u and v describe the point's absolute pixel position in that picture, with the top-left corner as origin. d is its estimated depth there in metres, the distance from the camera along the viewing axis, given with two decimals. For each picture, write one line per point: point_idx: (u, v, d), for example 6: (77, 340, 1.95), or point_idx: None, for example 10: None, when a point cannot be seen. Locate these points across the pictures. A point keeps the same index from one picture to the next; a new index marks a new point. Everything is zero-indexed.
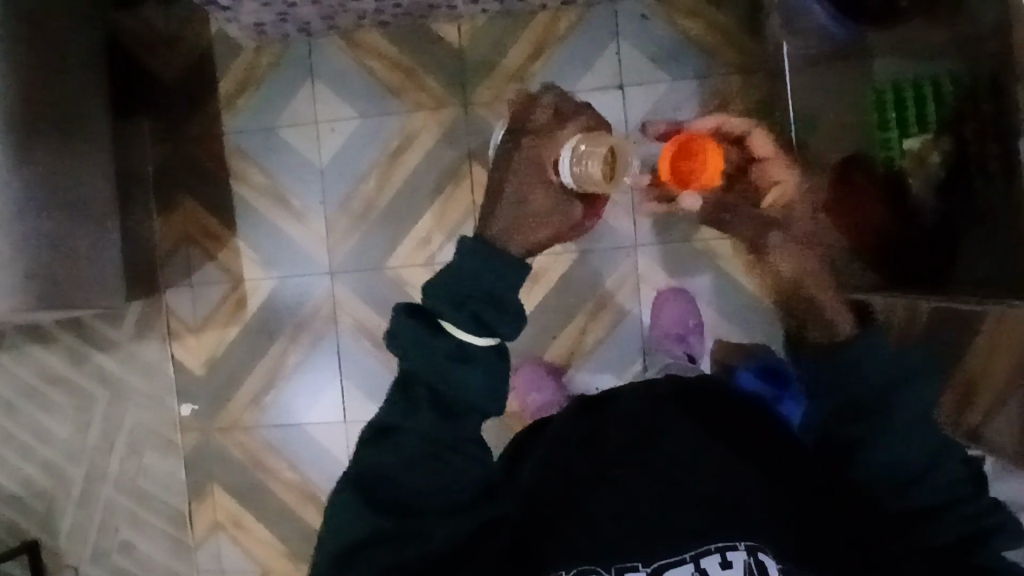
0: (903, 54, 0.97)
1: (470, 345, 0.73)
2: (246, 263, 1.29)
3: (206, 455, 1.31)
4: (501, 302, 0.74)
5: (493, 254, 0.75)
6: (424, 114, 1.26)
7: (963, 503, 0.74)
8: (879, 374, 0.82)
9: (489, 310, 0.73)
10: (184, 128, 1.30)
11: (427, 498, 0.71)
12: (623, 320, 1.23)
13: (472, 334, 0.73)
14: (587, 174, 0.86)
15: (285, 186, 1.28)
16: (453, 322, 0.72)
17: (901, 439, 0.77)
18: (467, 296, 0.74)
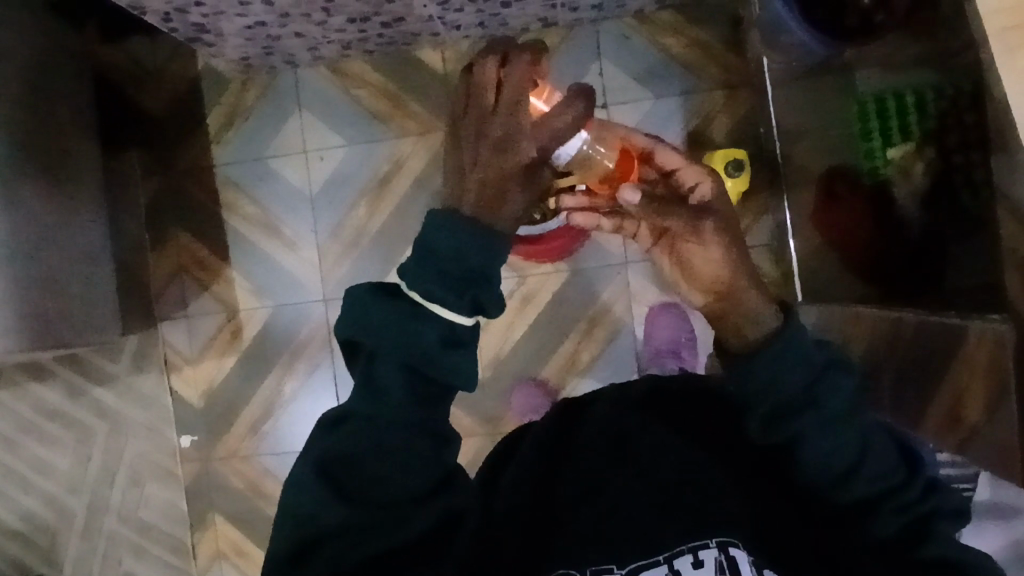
0: (884, 68, 0.99)
1: (462, 327, 0.70)
2: (239, 292, 1.30)
3: (206, 485, 1.32)
4: (494, 278, 0.68)
5: (479, 226, 0.66)
6: (412, 139, 1.27)
7: (898, 493, 0.73)
8: (794, 389, 0.73)
9: (482, 286, 0.68)
10: (175, 161, 1.31)
11: (385, 492, 0.67)
12: (617, 335, 1.24)
13: (465, 312, 0.69)
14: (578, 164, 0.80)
15: (276, 216, 1.30)
16: (449, 305, 0.67)
17: (832, 427, 0.73)
18: (454, 274, 0.67)
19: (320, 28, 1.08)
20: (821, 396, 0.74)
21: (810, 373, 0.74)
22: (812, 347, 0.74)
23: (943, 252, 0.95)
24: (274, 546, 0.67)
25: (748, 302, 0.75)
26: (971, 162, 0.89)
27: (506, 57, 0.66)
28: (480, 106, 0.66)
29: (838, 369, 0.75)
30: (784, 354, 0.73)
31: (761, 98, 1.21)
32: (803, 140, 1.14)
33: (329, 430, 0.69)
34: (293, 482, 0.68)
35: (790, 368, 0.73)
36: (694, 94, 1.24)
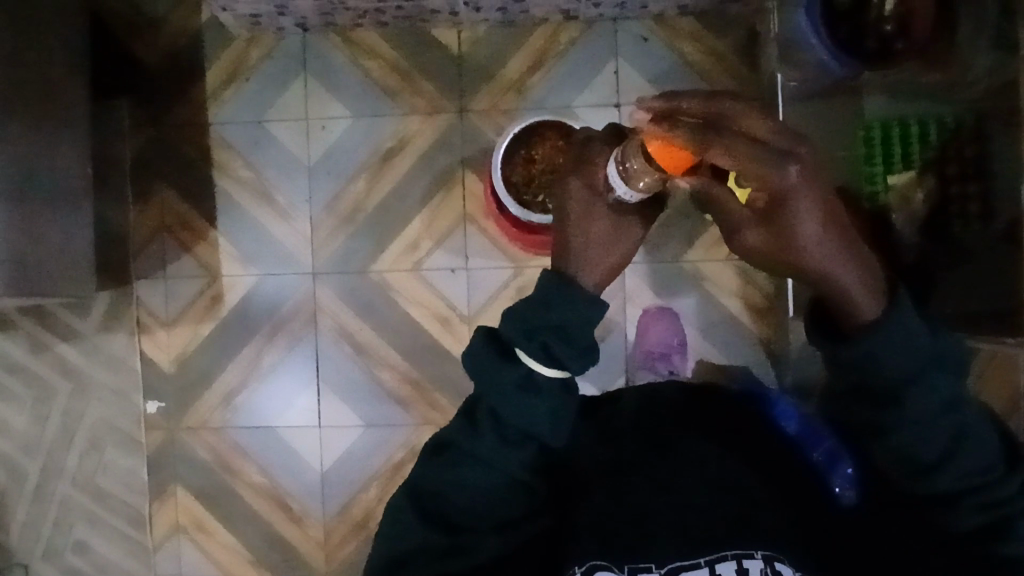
0: (891, 95, 1.02)
1: (537, 373, 0.70)
2: (224, 258, 1.25)
3: (170, 454, 1.26)
4: (576, 334, 0.69)
5: (571, 284, 0.69)
6: (419, 118, 1.24)
7: (988, 489, 0.72)
8: (897, 370, 0.71)
9: (560, 338, 0.69)
10: (168, 117, 1.25)
11: (465, 516, 0.74)
12: (609, 336, 1.23)
13: (545, 363, 0.69)
14: (636, 171, 0.68)
15: (269, 181, 1.25)
16: (530, 354, 0.69)
17: (926, 422, 0.71)
18: (539, 325, 0.69)
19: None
20: (914, 391, 0.71)
21: (925, 358, 0.70)
22: (923, 334, 0.70)
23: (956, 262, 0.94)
24: (371, 561, 0.74)
25: (855, 296, 0.69)
26: (975, 179, 0.91)
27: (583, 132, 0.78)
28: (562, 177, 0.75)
29: (943, 362, 0.71)
30: (896, 337, 0.70)
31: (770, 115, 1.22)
32: None
33: (430, 457, 0.75)
34: (390, 510, 0.74)
35: (885, 355, 0.70)
36: None
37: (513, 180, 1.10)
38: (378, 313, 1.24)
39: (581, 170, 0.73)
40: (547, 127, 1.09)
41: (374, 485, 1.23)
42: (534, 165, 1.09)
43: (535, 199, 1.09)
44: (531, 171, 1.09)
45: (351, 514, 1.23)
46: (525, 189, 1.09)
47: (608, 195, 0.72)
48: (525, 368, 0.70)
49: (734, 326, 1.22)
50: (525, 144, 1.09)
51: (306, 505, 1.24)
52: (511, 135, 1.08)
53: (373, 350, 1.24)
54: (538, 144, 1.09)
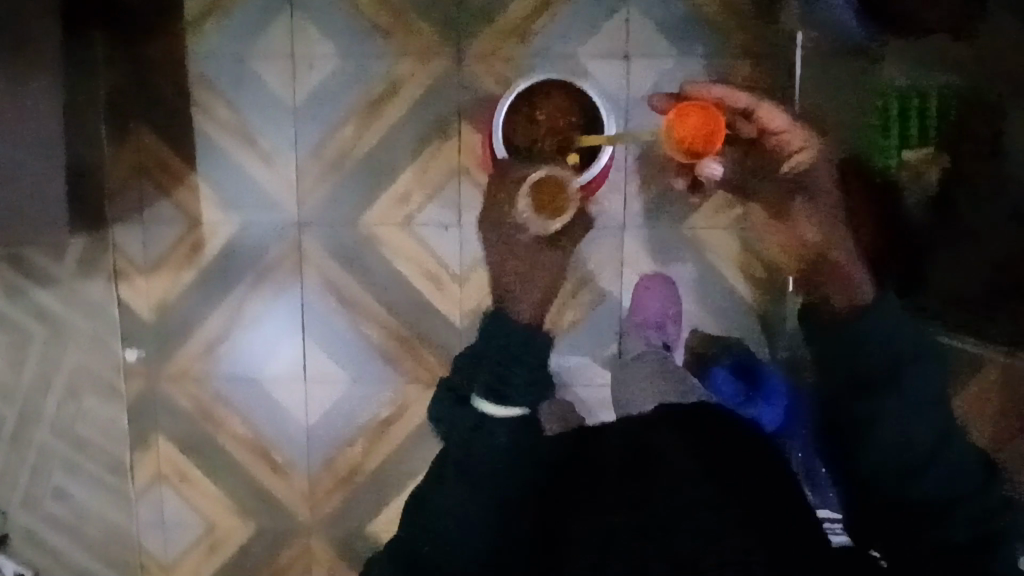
0: (915, 61, 1.02)
1: (491, 417, 0.81)
2: (205, 204, 1.19)
3: (152, 404, 1.24)
4: (515, 373, 0.82)
5: (507, 320, 0.87)
6: (413, 61, 1.16)
7: (966, 502, 0.79)
8: (891, 353, 0.85)
9: (504, 381, 0.82)
10: (144, 50, 1.17)
11: (452, 552, 0.78)
12: (603, 300, 1.20)
13: (494, 402, 0.81)
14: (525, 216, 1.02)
15: (253, 124, 1.18)
16: (483, 399, 0.82)
17: (909, 410, 0.83)
18: (488, 366, 0.84)
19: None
20: (904, 377, 0.84)
21: (905, 349, 0.86)
22: (893, 325, 0.87)
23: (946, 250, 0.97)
24: None
25: (853, 273, 0.90)
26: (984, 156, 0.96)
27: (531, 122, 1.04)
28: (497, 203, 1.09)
29: (921, 359, 0.86)
30: (888, 321, 0.87)
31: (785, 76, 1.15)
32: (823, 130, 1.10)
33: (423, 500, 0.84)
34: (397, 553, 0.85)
35: (870, 336, 0.86)
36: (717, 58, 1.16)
37: (516, 143, 1.02)
38: (367, 266, 1.19)
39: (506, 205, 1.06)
40: (549, 86, 1.03)
41: (360, 439, 1.22)
42: (538, 126, 1.02)
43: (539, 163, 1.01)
44: (534, 132, 1.01)
45: (336, 467, 1.23)
46: (526, 153, 1.01)
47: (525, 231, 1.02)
48: (481, 414, 0.82)
49: (731, 295, 1.20)
50: (527, 101, 1.03)
51: (290, 458, 1.23)
52: (514, 93, 1.03)
53: (360, 305, 1.20)
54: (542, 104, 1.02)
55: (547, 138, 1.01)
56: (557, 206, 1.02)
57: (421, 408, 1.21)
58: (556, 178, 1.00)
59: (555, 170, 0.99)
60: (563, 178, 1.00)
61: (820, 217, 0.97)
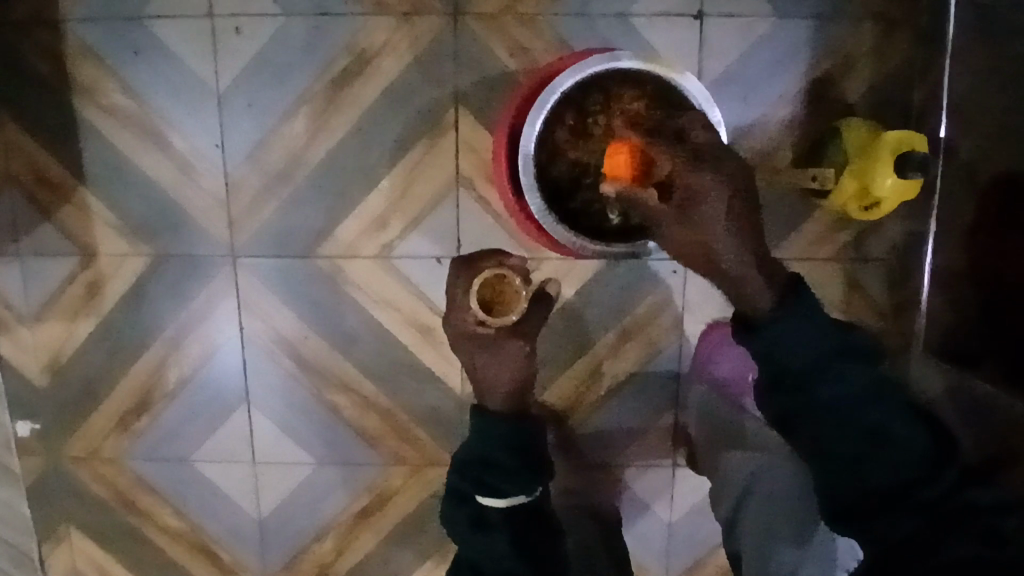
0: None
1: (490, 508, 0.76)
2: (102, 228, 0.85)
3: (54, 489, 0.93)
4: (495, 457, 0.76)
5: (488, 416, 0.77)
6: (389, 22, 0.80)
7: (923, 488, 0.61)
8: (805, 352, 0.64)
9: (490, 470, 0.75)
10: (5, 12, 0.81)
11: None
12: (656, 357, 0.88)
13: (489, 496, 0.75)
14: (461, 303, 0.78)
15: (160, 116, 0.82)
16: (475, 490, 0.75)
17: (842, 404, 0.64)
18: (471, 456, 0.77)
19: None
20: (822, 377, 0.64)
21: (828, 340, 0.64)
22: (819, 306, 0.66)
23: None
24: None
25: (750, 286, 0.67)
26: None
27: (579, 130, 0.75)
28: (453, 297, 0.79)
29: (848, 352, 0.65)
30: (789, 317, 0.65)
31: (924, 50, 0.80)
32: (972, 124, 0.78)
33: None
34: None
35: (785, 331, 0.64)
36: (831, 20, 0.80)
37: (555, 172, 0.76)
38: (332, 315, 0.87)
39: (455, 293, 0.79)
40: (610, 80, 0.75)
41: (330, 534, 0.93)
42: (591, 143, 0.75)
43: (588, 206, 0.77)
44: (585, 157, 0.75)
45: (299, 568, 0.94)
46: (572, 187, 0.76)
47: (469, 318, 0.77)
48: (477, 505, 0.76)
49: None
50: (580, 104, 0.75)
51: (241, 556, 0.94)
52: (557, 96, 0.73)
53: (324, 364, 0.88)
54: (599, 111, 0.74)
55: (599, 165, 0.75)
56: (509, 300, 0.77)
57: (409, 495, 0.92)
58: (499, 276, 0.77)
59: (496, 269, 0.77)
60: (510, 276, 0.77)
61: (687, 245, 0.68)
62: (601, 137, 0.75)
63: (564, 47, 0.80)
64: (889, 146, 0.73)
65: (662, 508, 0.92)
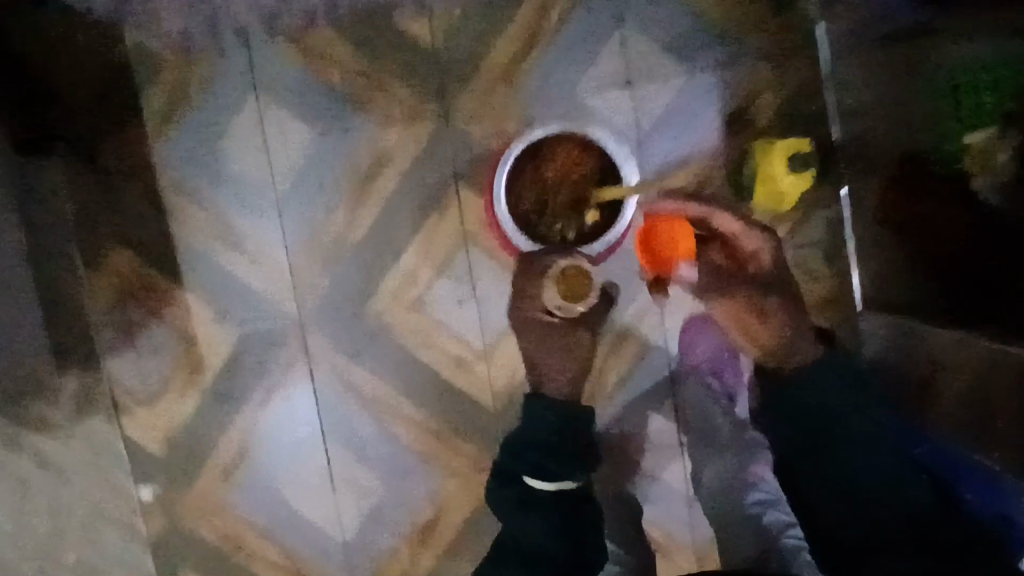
0: (958, 38, 0.81)
1: (539, 488, 0.95)
2: (199, 319, 1.09)
3: (176, 541, 1.11)
4: (544, 439, 0.98)
5: (545, 408, 0.99)
6: (397, 128, 1.05)
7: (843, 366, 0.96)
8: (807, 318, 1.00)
9: (544, 450, 0.97)
10: (107, 163, 1.05)
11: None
12: (648, 352, 1.07)
13: (546, 484, 0.95)
14: (538, 293, 1.03)
15: (237, 227, 1.07)
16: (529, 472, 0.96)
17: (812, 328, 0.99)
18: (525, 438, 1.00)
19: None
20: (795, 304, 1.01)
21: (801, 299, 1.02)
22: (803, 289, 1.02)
23: (1016, 246, 0.80)
24: None
25: (798, 343, 0.98)
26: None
27: (535, 175, 1.02)
28: (525, 280, 1.04)
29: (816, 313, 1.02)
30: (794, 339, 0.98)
31: (808, 79, 1.03)
32: (871, 120, 0.96)
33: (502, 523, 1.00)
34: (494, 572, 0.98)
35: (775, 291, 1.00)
36: (734, 69, 1.03)
37: (523, 208, 1.03)
38: (384, 360, 1.08)
39: (530, 281, 1.03)
40: (552, 138, 1.02)
41: (405, 546, 1.10)
42: (546, 185, 1.02)
43: (551, 230, 1.03)
44: (544, 195, 1.02)
45: None
46: (536, 217, 1.02)
47: (543, 303, 1.03)
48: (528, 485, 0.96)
49: None
50: (532, 160, 1.02)
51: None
52: (513, 157, 1.03)
53: (383, 401, 1.09)
54: (547, 163, 1.02)
55: (556, 198, 1.02)
56: (578, 293, 1.03)
57: (466, 501, 1.09)
58: (574, 269, 1.02)
59: (571, 262, 1.01)
60: (581, 270, 1.02)
61: (768, 317, 1.00)
62: (552, 178, 1.02)
63: (532, 124, 1.04)
64: (780, 152, 1.00)
65: (676, 478, 1.09)
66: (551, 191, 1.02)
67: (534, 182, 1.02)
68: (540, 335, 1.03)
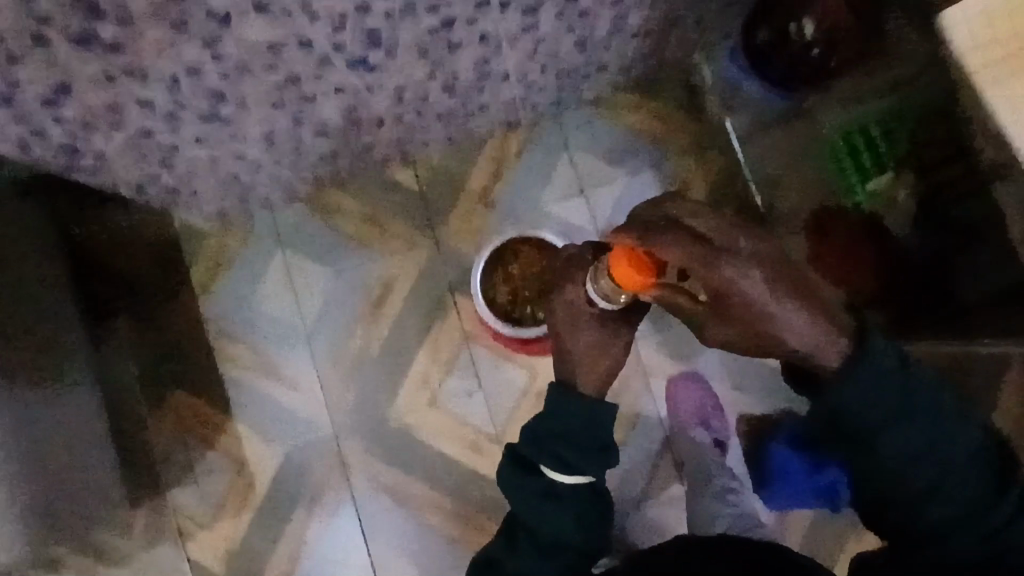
0: (845, 104, 0.99)
1: (558, 482, 0.87)
2: (248, 443, 1.25)
3: None
4: (567, 436, 0.86)
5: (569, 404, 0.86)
6: (398, 257, 1.25)
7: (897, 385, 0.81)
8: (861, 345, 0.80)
9: (567, 446, 0.86)
10: (163, 324, 1.25)
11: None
12: (641, 418, 1.19)
13: (566, 474, 0.86)
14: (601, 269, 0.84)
15: (275, 359, 1.26)
16: (548, 464, 0.86)
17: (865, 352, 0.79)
18: (550, 440, 0.86)
19: (295, 153, 1.08)
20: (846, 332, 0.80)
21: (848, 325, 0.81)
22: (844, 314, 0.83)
23: (953, 256, 0.97)
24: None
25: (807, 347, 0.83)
26: (969, 190, 0.92)
27: (503, 273, 1.14)
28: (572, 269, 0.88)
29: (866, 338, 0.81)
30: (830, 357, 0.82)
31: (731, 163, 1.23)
32: (782, 186, 1.13)
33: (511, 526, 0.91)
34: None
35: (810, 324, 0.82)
36: (667, 166, 1.24)
37: (498, 301, 1.14)
38: (410, 457, 1.22)
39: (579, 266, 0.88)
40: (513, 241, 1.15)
41: None
42: (514, 279, 1.14)
43: (526, 317, 1.13)
44: (514, 288, 1.14)
45: None
46: (512, 308, 1.13)
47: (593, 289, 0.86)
48: (546, 479, 0.87)
49: (765, 371, 1.19)
50: (499, 264, 1.14)
51: None
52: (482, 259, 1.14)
53: (412, 494, 1.22)
54: (512, 260, 1.14)
55: (525, 289, 1.13)
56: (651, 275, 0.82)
57: None
58: None
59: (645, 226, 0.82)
60: None
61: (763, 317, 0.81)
62: (518, 273, 1.14)
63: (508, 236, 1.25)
64: None
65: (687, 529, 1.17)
66: (520, 284, 1.13)
67: (504, 279, 1.14)
68: (576, 324, 0.88)
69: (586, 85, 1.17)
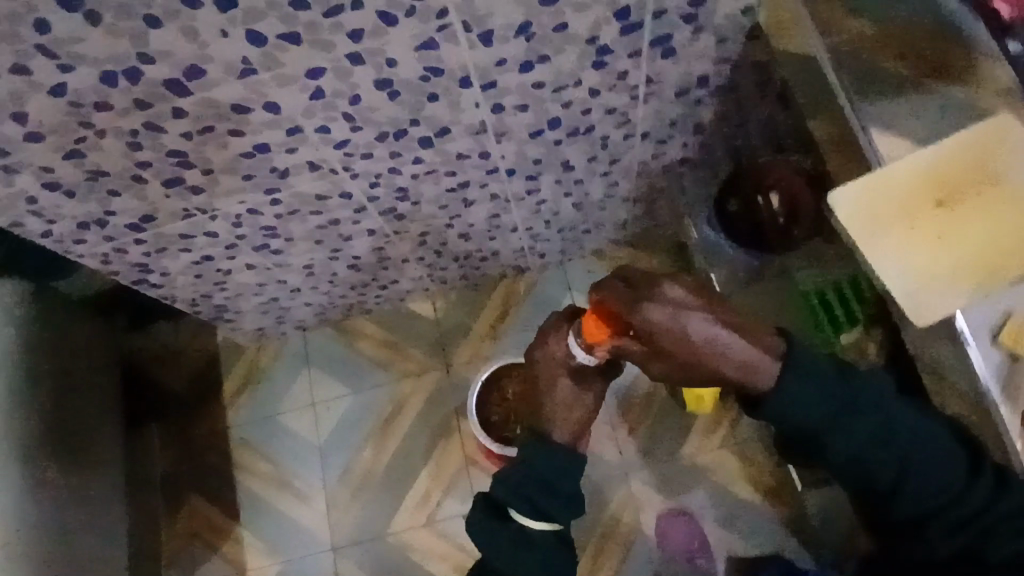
0: (819, 265, 1.09)
1: (530, 530, 0.76)
2: (251, 552, 1.30)
3: None
4: (545, 482, 0.75)
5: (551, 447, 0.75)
6: (410, 381, 1.37)
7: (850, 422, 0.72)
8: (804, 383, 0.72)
9: (542, 491, 0.75)
10: (192, 431, 1.37)
11: None
12: (631, 552, 1.22)
13: (537, 520, 0.75)
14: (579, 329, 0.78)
15: (288, 470, 1.34)
16: (523, 512, 0.75)
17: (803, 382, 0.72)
18: (524, 481, 0.75)
19: (329, 282, 1.24)
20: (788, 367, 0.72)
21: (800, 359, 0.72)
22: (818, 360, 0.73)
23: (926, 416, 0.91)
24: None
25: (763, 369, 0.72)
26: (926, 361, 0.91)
27: (500, 393, 1.24)
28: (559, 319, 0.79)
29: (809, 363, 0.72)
30: (800, 393, 0.71)
31: None
32: None
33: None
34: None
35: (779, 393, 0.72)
36: None
37: (492, 420, 1.23)
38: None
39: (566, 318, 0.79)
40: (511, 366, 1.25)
41: None
42: (508, 400, 1.23)
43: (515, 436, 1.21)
44: (507, 409, 1.23)
45: None
46: (504, 426, 1.22)
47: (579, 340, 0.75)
48: (516, 524, 0.76)
49: (754, 512, 1.23)
50: (495, 387, 1.24)
51: None
52: (480, 381, 1.25)
53: None
54: (508, 383, 1.24)
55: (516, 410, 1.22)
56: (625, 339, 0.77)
57: None
58: None
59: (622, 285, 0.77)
60: None
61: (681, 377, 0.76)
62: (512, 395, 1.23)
63: None
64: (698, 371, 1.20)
65: None
66: (513, 405, 1.22)
67: (498, 401, 1.23)
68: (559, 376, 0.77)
69: (588, 238, 1.35)
